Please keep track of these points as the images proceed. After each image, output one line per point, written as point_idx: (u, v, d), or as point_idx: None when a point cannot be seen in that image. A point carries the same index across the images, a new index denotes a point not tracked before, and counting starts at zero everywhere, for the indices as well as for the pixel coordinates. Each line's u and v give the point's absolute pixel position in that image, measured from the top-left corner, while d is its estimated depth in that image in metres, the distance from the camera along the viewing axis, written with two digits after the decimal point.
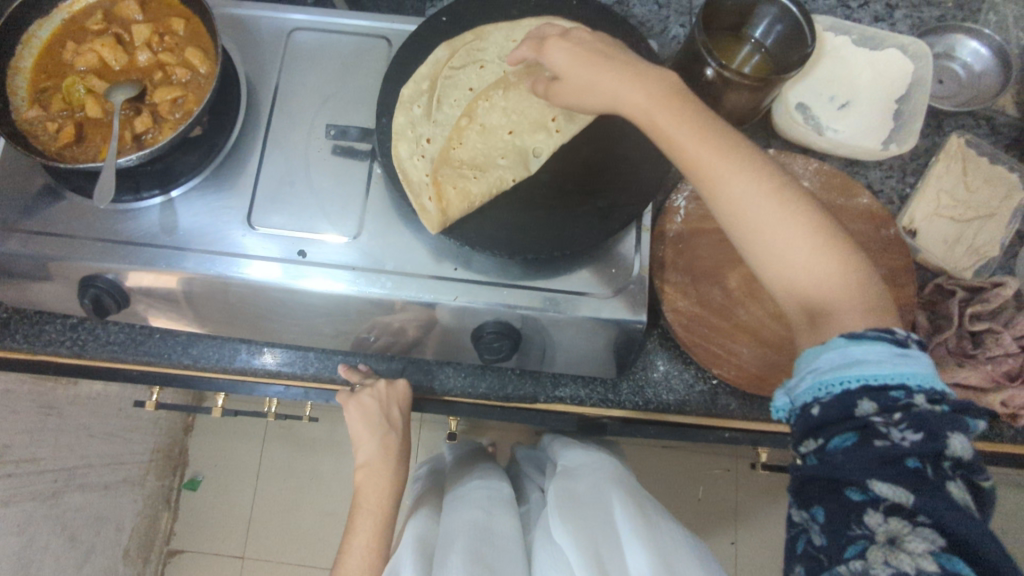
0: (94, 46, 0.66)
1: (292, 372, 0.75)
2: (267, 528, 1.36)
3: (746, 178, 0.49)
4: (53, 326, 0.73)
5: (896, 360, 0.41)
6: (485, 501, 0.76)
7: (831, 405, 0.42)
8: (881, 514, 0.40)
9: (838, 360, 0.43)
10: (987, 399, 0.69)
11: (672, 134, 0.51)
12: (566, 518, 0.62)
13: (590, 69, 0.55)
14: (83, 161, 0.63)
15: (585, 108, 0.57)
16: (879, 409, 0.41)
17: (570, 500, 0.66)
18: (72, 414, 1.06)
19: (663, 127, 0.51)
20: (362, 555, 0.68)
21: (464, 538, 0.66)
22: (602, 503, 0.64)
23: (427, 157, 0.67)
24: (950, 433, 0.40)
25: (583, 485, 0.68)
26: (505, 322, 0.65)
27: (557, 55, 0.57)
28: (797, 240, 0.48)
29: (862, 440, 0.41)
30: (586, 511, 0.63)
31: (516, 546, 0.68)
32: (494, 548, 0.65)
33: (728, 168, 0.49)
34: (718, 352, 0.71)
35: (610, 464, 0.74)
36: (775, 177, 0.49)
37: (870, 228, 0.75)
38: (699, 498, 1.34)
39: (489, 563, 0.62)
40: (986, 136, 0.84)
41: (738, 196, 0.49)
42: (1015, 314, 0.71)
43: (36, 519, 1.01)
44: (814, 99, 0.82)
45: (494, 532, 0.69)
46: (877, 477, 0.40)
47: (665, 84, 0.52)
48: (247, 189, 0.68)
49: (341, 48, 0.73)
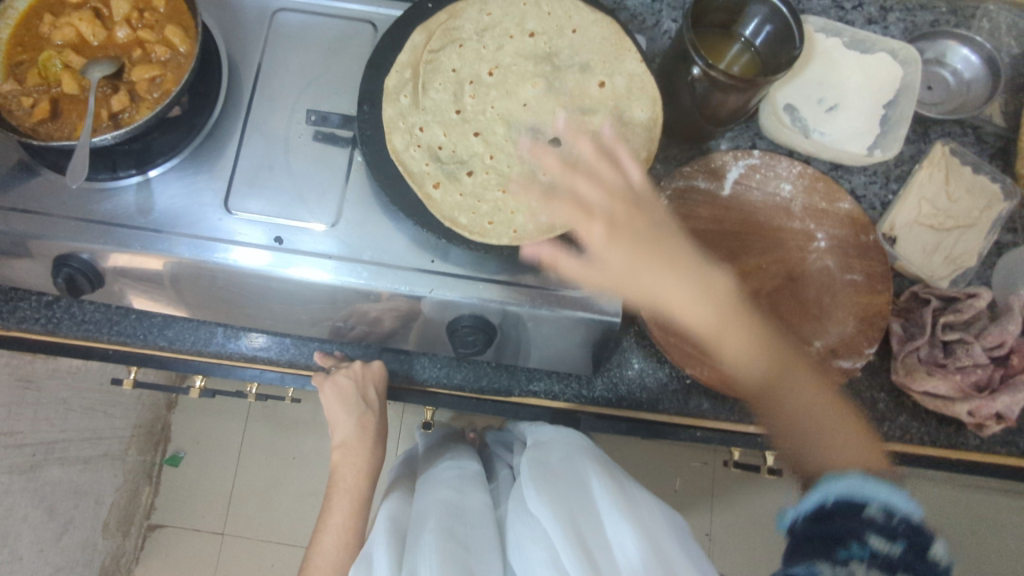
0: (71, 20, 0.65)
1: (268, 357, 0.76)
2: (247, 505, 1.36)
3: (735, 332, 0.68)
4: (29, 304, 0.73)
5: (905, 497, 0.47)
6: (458, 480, 0.76)
7: (843, 499, 0.48)
8: (863, 565, 0.44)
9: (854, 483, 0.48)
10: (955, 409, 0.71)
11: (692, 309, 0.68)
12: (543, 489, 0.60)
13: (631, 263, 0.65)
14: (58, 138, 0.63)
15: (614, 264, 0.64)
16: (883, 510, 0.46)
17: (544, 467, 0.65)
18: (50, 387, 1.07)
19: (686, 310, 0.68)
20: (337, 532, 0.70)
21: (436, 515, 0.65)
22: (578, 478, 0.63)
23: (424, 147, 0.65)
24: (939, 541, 0.45)
25: (557, 458, 0.67)
26: (483, 316, 0.66)
27: (609, 253, 0.64)
28: (748, 345, 0.67)
29: (866, 523, 0.46)
30: (562, 483, 0.62)
31: (488, 522, 0.68)
32: (466, 525, 0.65)
33: (712, 313, 0.68)
34: (691, 352, 0.72)
35: (579, 439, 0.73)
36: (739, 317, 0.68)
37: (849, 234, 0.76)
38: (676, 489, 1.36)
39: (464, 540, 0.62)
40: (972, 145, 0.84)
41: (729, 349, 0.68)
42: (987, 325, 0.73)
43: (14, 491, 1.01)
44: (802, 100, 0.82)
45: (465, 509, 0.68)
46: (869, 538, 0.45)
47: (707, 279, 0.68)
48: (225, 174, 0.67)
49: (327, 32, 0.72)
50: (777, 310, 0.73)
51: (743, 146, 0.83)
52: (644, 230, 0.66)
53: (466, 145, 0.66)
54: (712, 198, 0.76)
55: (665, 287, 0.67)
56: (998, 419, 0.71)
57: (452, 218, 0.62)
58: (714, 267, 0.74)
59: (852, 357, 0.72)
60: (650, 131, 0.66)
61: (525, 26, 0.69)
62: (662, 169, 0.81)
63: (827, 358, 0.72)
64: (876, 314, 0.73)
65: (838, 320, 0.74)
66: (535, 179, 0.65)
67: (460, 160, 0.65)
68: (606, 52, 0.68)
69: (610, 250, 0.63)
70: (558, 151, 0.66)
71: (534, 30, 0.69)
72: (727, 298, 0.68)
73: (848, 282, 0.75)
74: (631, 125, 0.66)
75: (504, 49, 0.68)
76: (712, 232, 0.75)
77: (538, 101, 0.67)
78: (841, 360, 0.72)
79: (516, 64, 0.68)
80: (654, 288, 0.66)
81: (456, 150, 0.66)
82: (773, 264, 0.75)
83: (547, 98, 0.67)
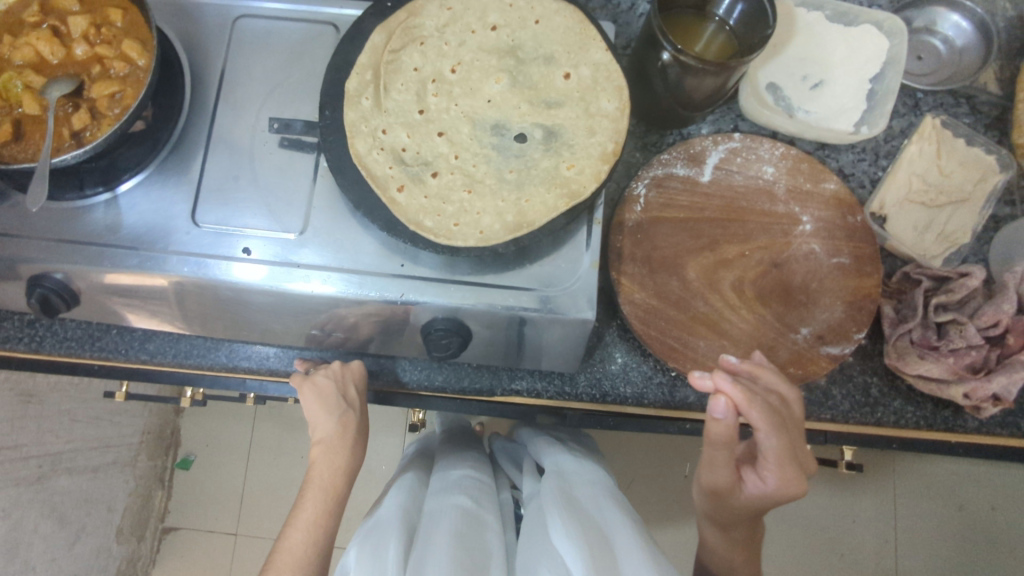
0: (29, 39, 0.64)
1: (249, 367, 0.76)
2: (258, 505, 1.37)
3: (742, 531, 0.63)
4: (11, 324, 0.75)
5: None
6: (473, 488, 0.71)
7: None
8: None
9: None
10: (950, 392, 0.68)
11: (740, 514, 0.60)
12: (568, 525, 0.54)
13: (743, 508, 0.59)
14: (22, 159, 0.62)
15: (765, 482, 0.57)
16: None
17: (568, 498, 0.60)
18: (53, 399, 1.10)
19: (738, 514, 0.60)
20: (305, 527, 0.62)
21: (448, 523, 0.60)
22: (602, 515, 0.58)
23: (387, 150, 0.63)
24: None
25: (582, 494, 0.62)
26: (456, 318, 0.64)
27: (768, 475, 0.56)
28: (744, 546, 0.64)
29: None
30: (586, 519, 0.56)
31: (501, 540, 0.62)
32: (478, 537, 0.60)
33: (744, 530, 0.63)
34: (674, 345, 0.70)
35: (602, 481, 0.68)
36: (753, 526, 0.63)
37: (835, 216, 0.74)
38: (686, 475, 1.34)
39: (476, 555, 0.56)
40: (966, 115, 0.81)
41: (725, 538, 0.63)
42: (983, 305, 0.70)
43: (23, 504, 1.06)
44: (785, 78, 0.79)
45: (479, 522, 0.63)
46: None
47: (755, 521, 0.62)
48: (192, 186, 0.66)
49: (289, 36, 0.71)
50: (762, 298, 0.71)
51: (725, 129, 0.80)
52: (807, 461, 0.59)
53: (430, 145, 0.65)
54: (692, 184, 0.74)
55: (734, 520, 0.61)
56: (995, 401, 0.68)
57: (412, 217, 0.61)
58: (697, 256, 0.72)
59: (839, 343, 0.71)
60: (617, 122, 0.64)
61: (487, 19, 0.68)
62: (642, 157, 0.79)
63: (815, 345, 0.70)
64: (864, 296, 0.72)
65: (826, 306, 0.72)
66: (501, 177, 0.63)
67: (424, 161, 0.64)
68: (570, 41, 0.67)
69: (772, 476, 0.56)
70: (523, 146, 0.64)
71: (497, 23, 0.68)
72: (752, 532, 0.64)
73: (835, 265, 0.73)
74: (597, 116, 0.65)
75: (467, 45, 0.67)
76: (691, 221, 0.73)
77: (502, 96, 0.66)
78: (829, 347, 0.70)
79: (479, 59, 0.67)
80: (741, 508, 0.59)
81: (420, 151, 0.64)
82: (757, 250, 0.73)
83: (511, 93, 0.66)
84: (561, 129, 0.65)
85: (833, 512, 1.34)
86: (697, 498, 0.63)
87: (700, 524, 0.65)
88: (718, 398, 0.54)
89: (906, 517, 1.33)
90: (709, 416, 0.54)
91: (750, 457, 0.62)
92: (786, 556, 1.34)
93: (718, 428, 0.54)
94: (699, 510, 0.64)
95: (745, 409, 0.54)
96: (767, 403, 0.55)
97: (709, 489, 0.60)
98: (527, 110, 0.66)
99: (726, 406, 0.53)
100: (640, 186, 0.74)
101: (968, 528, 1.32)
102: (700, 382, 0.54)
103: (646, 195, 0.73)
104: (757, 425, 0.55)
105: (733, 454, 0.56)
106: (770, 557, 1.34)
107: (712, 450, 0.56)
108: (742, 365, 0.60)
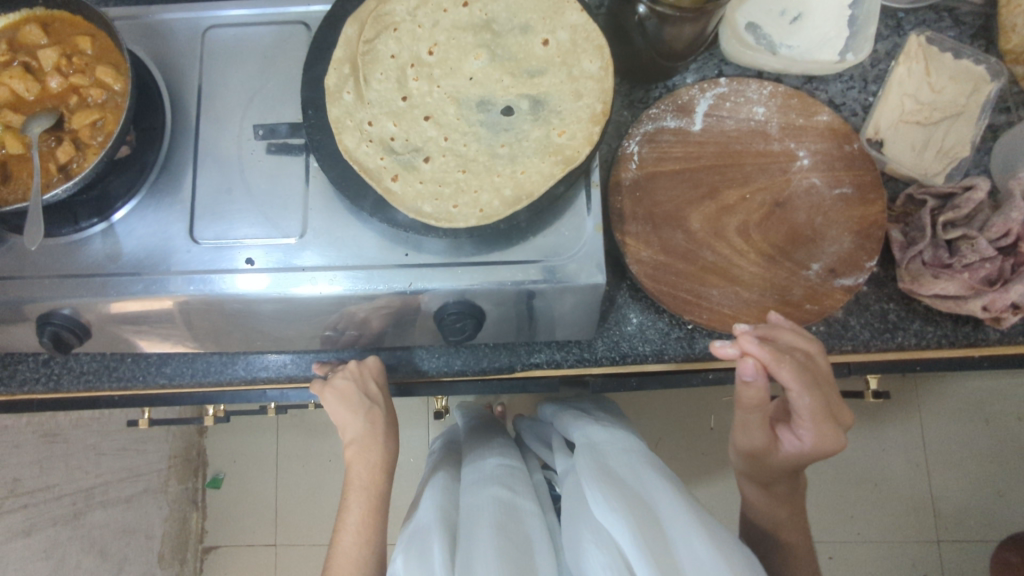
0: (3, 79, 0.64)
1: (268, 376, 0.76)
2: (293, 514, 1.38)
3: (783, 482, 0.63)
4: (26, 365, 0.75)
5: None
6: (505, 475, 0.71)
7: None
8: None
9: None
10: (968, 307, 0.69)
11: (774, 468, 0.60)
12: (608, 497, 0.54)
13: (782, 462, 0.59)
14: (12, 200, 0.62)
15: (804, 438, 0.57)
16: None
17: (604, 470, 0.60)
18: (78, 437, 1.11)
19: (774, 468, 0.60)
20: (357, 529, 0.64)
21: (487, 515, 0.60)
22: (640, 481, 0.58)
23: (376, 142, 0.63)
24: None
25: (617, 464, 0.62)
26: (468, 301, 0.64)
27: (805, 431, 0.56)
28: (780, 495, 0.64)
29: None
30: (624, 488, 0.56)
31: (541, 522, 0.62)
32: (519, 524, 0.60)
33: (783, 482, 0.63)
34: (688, 298, 0.70)
35: (635, 446, 0.67)
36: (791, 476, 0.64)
37: (833, 147, 0.73)
38: (711, 427, 1.35)
39: (519, 543, 0.56)
40: (950, 29, 0.80)
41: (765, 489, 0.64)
42: (991, 216, 0.70)
43: (63, 542, 1.07)
44: (764, 16, 0.78)
45: (518, 509, 0.63)
46: None
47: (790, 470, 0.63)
48: (185, 205, 0.66)
49: (261, 41, 0.70)
50: (769, 239, 0.71)
51: (710, 76, 0.79)
52: (842, 409, 0.59)
53: (418, 131, 0.64)
54: (684, 134, 0.74)
55: (774, 472, 0.61)
56: (1014, 310, 0.69)
57: (411, 207, 0.60)
58: (698, 206, 0.72)
59: (852, 274, 0.70)
60: (602, 82, 0.63)
61: None
62: (629, 115, 0.79)
63: (828, 279, 0.70)
64: (870, 224, 0.71)
65: (834, 239, 0.71)
66: (493, 153, 0.63)
67: (414, 147, 0.63)
68: (545, 6, 0.66)
69: (810, 432, 0.56)
70: (511, 119, 0.64)
71: None
72: (791, 483, 0.64)
73: (838, 196, 0.72)
74: (581, 79, 0.64)
75: (441, 25, 0.67)
76: (688, 171, 0.73)
77: (483, 72, 0.66)
78: (842, 279, 0.70)
79: (454, 38, 0.66)
80: (778, 462, 0.59)
81: (409, 138, 0.64)
82: (758, 192, 0.72)
83: (492, 68, 0.66)
84: (547, 97, 0.64)
85: (863, 446, 1.34)
86: (734, 458, 0.63)
87: (740, 481, 0.66)
88: (746, 359, 0.53)
89: (936, 441, 1.34)
90: (739, 379, 0.54)
91: (783, 416, 0.62)
92: (824, 494, 1.34)
93: (749, 392, 0.54)
94: (735, 469, 0.65)
95: (776, 368, 0.54)
96: (795, 361, 0.55)
97: (744, 450, 0.60)
98: (510, 82, 0.65)
99: (755, 367, 0.53)
100: (633, 144, 0.73)
101: (996, 442, 1.33)
102: (724, 349, 0.54)
103: (639, 152, 0.73)
104: (789, 384, 0.55)
105: (766, 414, 0.56)
106: (812, 499, 1.34)
107: (744, 413, 0.56)
108: (760, 329, 0.60)
